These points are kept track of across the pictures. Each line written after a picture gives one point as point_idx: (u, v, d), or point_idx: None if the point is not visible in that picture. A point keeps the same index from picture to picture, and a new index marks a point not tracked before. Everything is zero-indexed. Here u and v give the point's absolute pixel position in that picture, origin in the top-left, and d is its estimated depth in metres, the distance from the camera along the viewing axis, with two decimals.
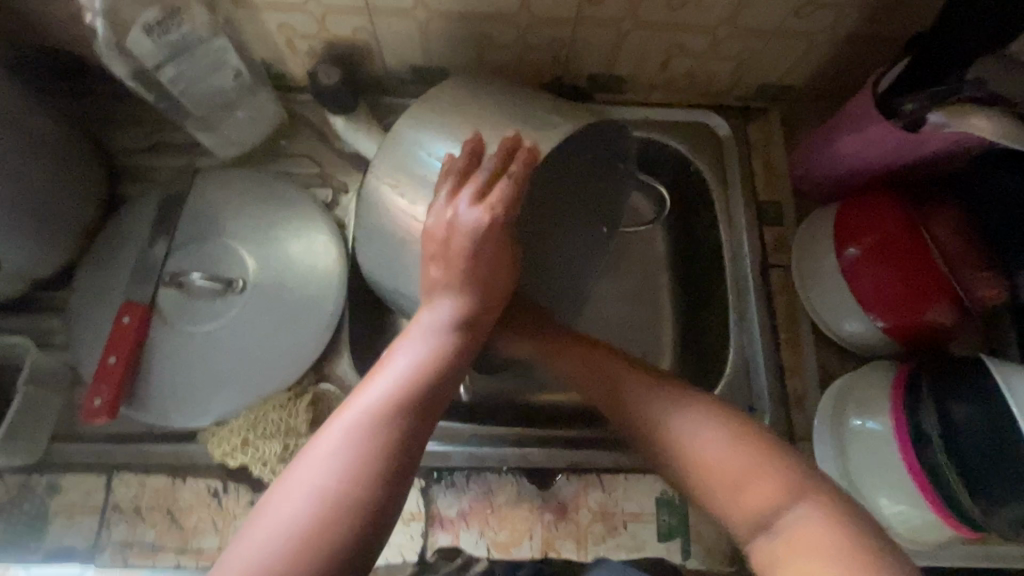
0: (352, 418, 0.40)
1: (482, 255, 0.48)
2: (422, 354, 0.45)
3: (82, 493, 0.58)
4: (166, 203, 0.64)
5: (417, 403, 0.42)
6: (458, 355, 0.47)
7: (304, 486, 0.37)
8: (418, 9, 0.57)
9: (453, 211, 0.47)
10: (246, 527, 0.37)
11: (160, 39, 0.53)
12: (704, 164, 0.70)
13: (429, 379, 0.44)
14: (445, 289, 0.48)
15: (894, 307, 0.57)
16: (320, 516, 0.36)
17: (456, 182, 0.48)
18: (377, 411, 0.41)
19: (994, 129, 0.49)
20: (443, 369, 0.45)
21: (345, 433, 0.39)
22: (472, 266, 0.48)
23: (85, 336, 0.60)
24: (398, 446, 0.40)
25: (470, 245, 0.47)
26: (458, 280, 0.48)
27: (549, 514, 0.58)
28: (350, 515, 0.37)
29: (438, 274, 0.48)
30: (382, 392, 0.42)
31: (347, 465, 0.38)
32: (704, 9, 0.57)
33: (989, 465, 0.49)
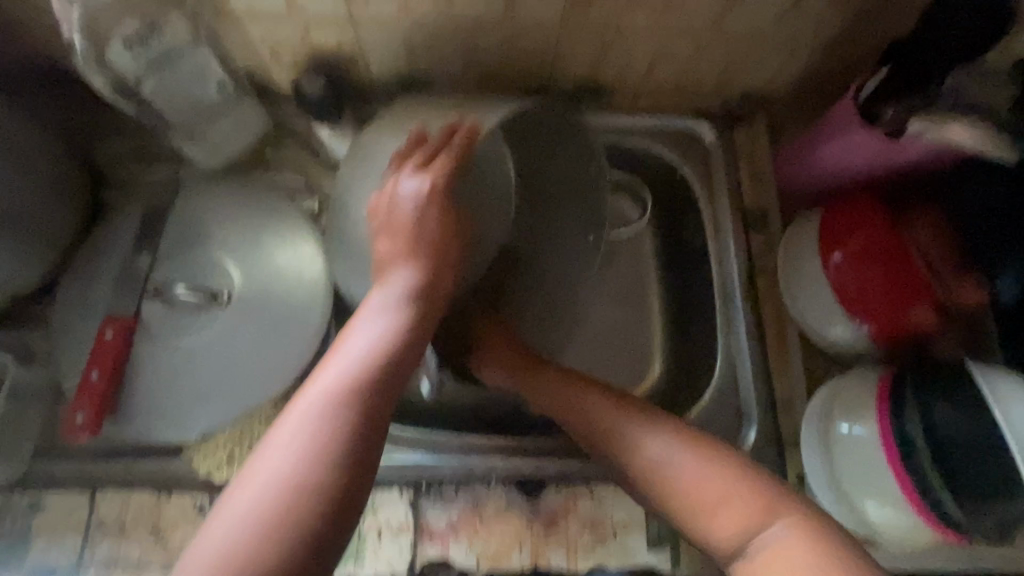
0: (310, 403, 0.40)
1: (425, 223, 0.52)
2: (379, 333, 0.45)
3: (65, 510, 0.57)
4: (149, 215, 0.63)
5: (376, 380, 0.42)
6: (411, 331, 0.47)
7: (266, 478, 0.37)
8: (402, 19, 0.57)
9: (395, 185, 0.51)
10: (208, 523, 0.36)
11: (141, 53, 0.53)
12: (691, 171, 0.70)
13: (387, 355, 0.44)
14: (395, 262, 0.51)
15: (879, 312, 0.57)
16: (284, 505, 0.36)
17: (401, 163, 0.52)
18: (329, 394, 0.40)
19: (975, 140, 0.50)
20: (402, 342, 0.46)
21: (304, 419, 0.39)
22: (414, 235, 0.51)
23: (68, 350, 0.59)
24: (360, 426, 0.40)
25: (412, 215, 0.51)
26: (404, 250, 0.51)
27: (538, 524, 0.58)
28: (315, 500, 0.36)
29: (385, 247, 0.51)
30: (340, 374, 0.42)
31: (307, 450, 0.38)
32: (687, 18, 0.57)
33: (973, 469, 0.49)
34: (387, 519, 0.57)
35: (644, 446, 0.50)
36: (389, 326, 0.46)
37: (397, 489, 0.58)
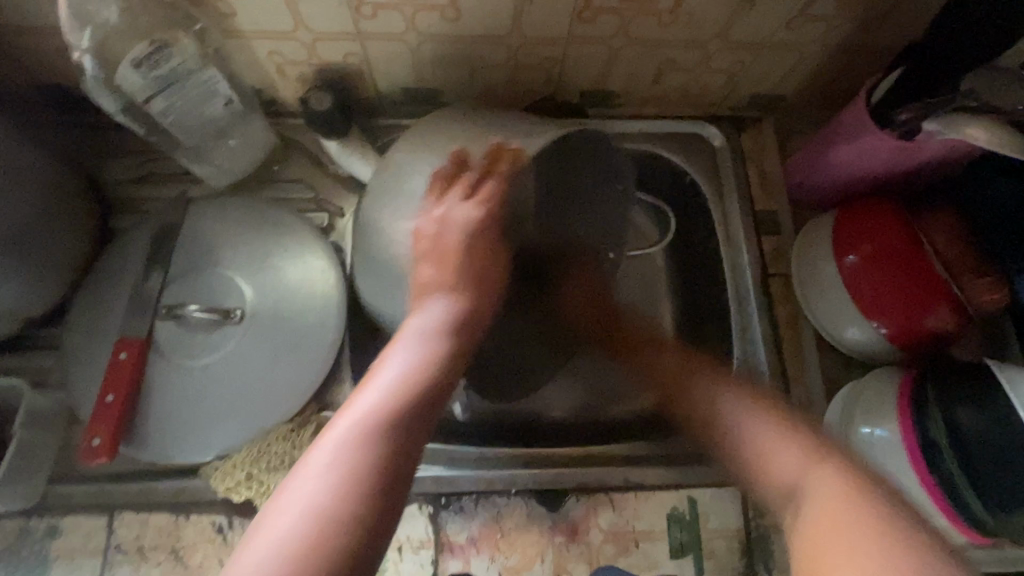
0: (344, 429, 0.42)
1: (469, 246, 0.56)
2: (413, 361, 0.48)
3: (83, 534, 0.57)
4: (160, 235, 0.63)
5: (410, 408, 0.44)
6: (447, 358, 0.49)
7: (301, 501, 0.38)
8: (409, 33, 0.57)
9: (443, 210, 0.54)
10: (243, 548, 0.37)
11: (150, 73, 0.52)
12: (700, 176, 0.70)
13: (422, 382, 0.46)
14: (437, 288, 0.54)
15: (898, 316, 0.57)
16: (316, 530, 0.37)
17: (444, 186, 0.55)
18: (365, 420, 0.42)
19: (990, 139, 0.48)
20: (436, 367, 0.48)
21: (337, 445, 0.41)
22: (459, 261, 0.55)
23: (82, 375, 0.59)
24: (392, 453, 0.41)
25: (459, 240, 0.55)
26: (448, 277, 0.54)
27: (559, 536, 0.57)
28: (346, 524, 0.37)
29: (429, 271, 0.54)
30: (374, 402, 0.44)
31: (341, 474, 0.39)
32: (695, 24, 0.57)
33: (995, 469, 0.49)
34: (407, 535, 0.57)
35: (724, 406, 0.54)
36: (422, 353, 0.49)
37: (416, 505, 0.57)
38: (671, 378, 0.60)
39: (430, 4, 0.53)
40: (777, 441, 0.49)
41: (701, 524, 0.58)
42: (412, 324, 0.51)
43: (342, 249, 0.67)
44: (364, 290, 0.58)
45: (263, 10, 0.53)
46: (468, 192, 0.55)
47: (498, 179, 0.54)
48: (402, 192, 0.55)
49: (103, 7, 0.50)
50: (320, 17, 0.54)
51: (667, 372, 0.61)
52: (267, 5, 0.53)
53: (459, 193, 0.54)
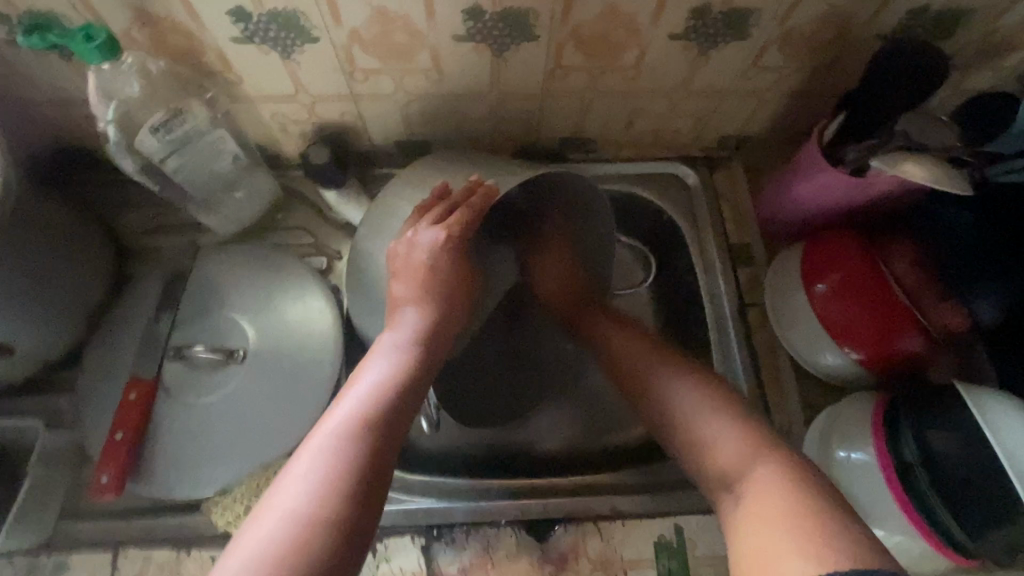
0: (323, 441, 0.47)
1: (435, 268, 0.60)
2: (385, 373, 0.54)
3: (88, 571, 0.57)
4: (171, 281, 0.68)
5: (383, 419, 0.50)
6: (413, 368, 0.55)
7: (282, 511, 0.43)
8: (399, 93, 0.63)
9: (413, 233, 0.59)
10: (228, 552, 0.42)
11: (165, 138, 0.57)
12: (676, 214, 0.74)
13: (389, 393, 0.52)
14: (406, 302, 0.59)
15: (868, 340, 0.60)
16: (298, 533, 0.42)
17: (424, 215, 0.60)
18: (338, 432, 0.48)
19: (927, 174, 0.52)
20: (403, 380, 0.54)
21: (315, 455, 0.46)
22: (427, 276, 0.60)
23: (97, 414, 0.63)
24: (367, 463, 0.47)
25: (427, 258, 0.59)
26: (418, 291, 0.59)
27: (549, 565, 0.58)
28: (327, 528, 0.43)
29: (401, 288, 0.59)
30: (350, 413, 0.50)
31: (318, 483, 0.45)
32: (658, 78, 0.62)
33: (969, 489, 0.51)
34: (401, 566, 0.58)
35: (672, 393, 0.59)
36: (392, 368, 0.54)
37: (409, 536, 0.59)
38: (625, 364, 0.64)
39: (416, 68, 0.59)
40: (716, 413, 0.56)
41: (688, 551, 0.59)
42: (383, 340, 0.57)
43: (341, 290, 0.72)
44: (359, 317, 0.64)
45: (266, 78, 0.60)
46: (434, 217, 0.59)
47: (467, 210, 0.58)
48: (393, 226, 0.61)
49: (125, 84, 0.56)
50: (317, 82, 0.60)
51: (624, 353, 0.65)
52: (270, 72, 0.59)
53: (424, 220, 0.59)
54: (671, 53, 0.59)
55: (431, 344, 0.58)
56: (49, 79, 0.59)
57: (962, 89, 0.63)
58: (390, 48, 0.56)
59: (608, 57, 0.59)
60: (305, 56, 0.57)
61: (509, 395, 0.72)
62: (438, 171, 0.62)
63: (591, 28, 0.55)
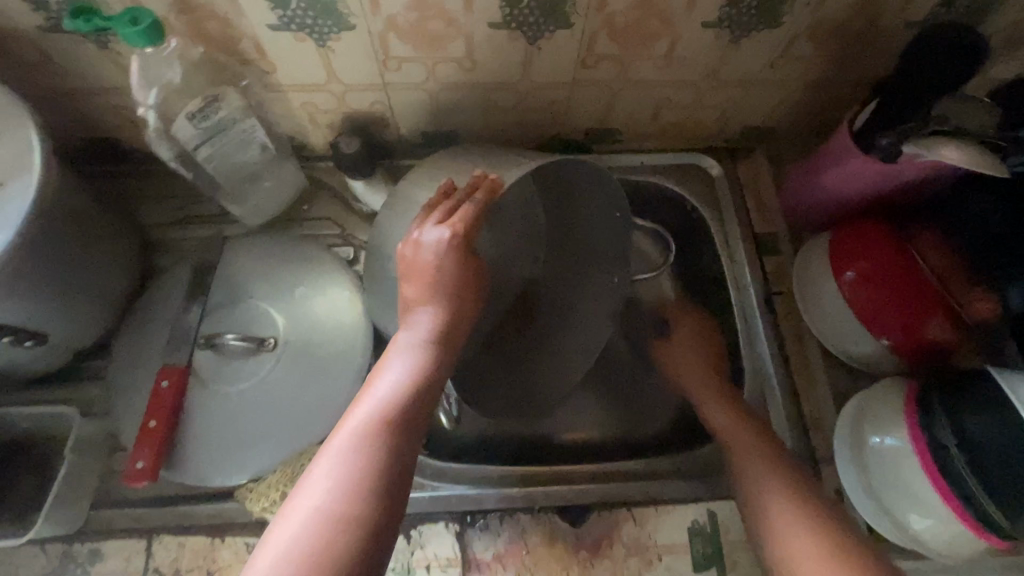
0: (344, 443, 0.48)
1: (445, 267, 0.56)
2: (404, 374, 0.53)
3: (123, 558, 0.57)
4: (197, 272, 0.68)
5: (401, 419, 0.50)
6: (432, 367, 0.55)
7: (307, 513, 0.44)
8: (429, 82, 0.63)
9: (418, 234, 0.56)
10: (257, 552, 0.43)
11: (200, 125, 0.57)
12: (702, 204, 0.75)
13: (407, 395, 0.52)
14: (419, 303, 0.57)
15: (898, 327, 0.60)
16: (324, 535, 0.43)
17: (430, 213, 0.57)
18: (358, 434, 0.48)
19: (962, 157, 0.51)
20: (421, 380, 0.53)
21: (335, 459, 0.47)
22: (437, 278, 0.56)
23: (127, 402, 0.63)
24: (388, 464, 0.47)
25: (436, 258, 0.55)
26: (428, 291, 0.56)
27: (583, 551, 0.58)
28: (352, 530, 0.43)
29: (412, 291, 0.57)
30: (369, 416, 0.50)
31: (340, 485, 0.45)
32: (687, 67, 0.63)
33: (1007, 471, 0.51)
34: (436, 552, 0.58)
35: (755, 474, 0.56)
36: (409, 369, 0.54)
37: (443, 522, 0.59)
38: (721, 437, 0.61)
39: (449, 57, 0.59)
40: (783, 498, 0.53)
41: (720, 539, 0.59)
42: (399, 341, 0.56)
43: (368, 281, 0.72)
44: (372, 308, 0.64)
45: (300, 67, 0.60)
46: (437, 217, 0.55)
47: (467, 210, 0.54)
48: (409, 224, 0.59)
49: (166, 68, 0.55)
50: (350, 71, 0.61)
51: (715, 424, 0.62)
52: (303, 60, 0.59)
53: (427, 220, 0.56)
54: (702, 41, 0.59)
55: (448, 343, 0.57)
56: (83, 68, 0.59)
57: (990, 79, 0.63)
58: (424, 35, 0.57)
59: (639, 46, 0.60)
60: (340, 44, 0.57)
61: (518, 387, 0.71)
62: (455, 166, 0.61)
63: (626, 15, 0.56)
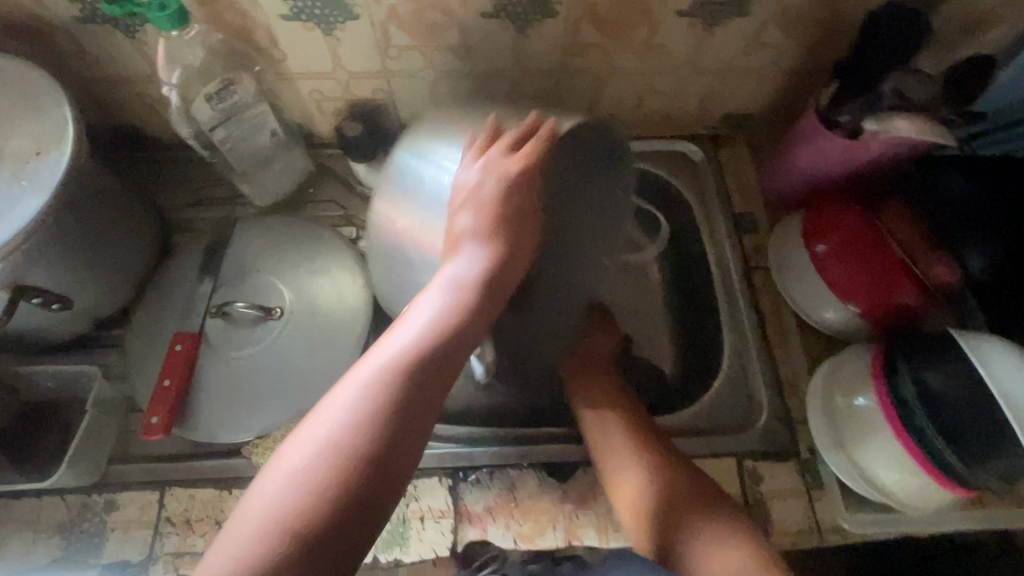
0: (366, 376, 0.43)
1: (506, 201, 0.50)
2: (443, 309, 0.46)
3: (138, 508, 0.61)
4: (211, 247, 0.73)
5: (433, 360, 0.44)
6: (478, 310, 0.47)
7: (316, 442, 0.40)
8: (427, 70, 0.68)
9: (475, 160, 0.50)
10: (263, 472, 0.40)
11: (217, 107, 0.63)
12: (684, 188, 0.79)
13: (445, 335, 0.45)
14: (470, 236, 0.48)
15: (868, 295, 0.64)
16: (331, 469, 0.39)
17: (489, 143, 0.51)
18: (386, 369, 0.43)
19: (917, 130, 0.56)
20: (464, 321, 0.46)
21: (356, 392, 0.42)
22: (495, 211, 0.49)
23: (143, 366, 0.67)
24: (409, 407, 0.42)
25: (496, 189, 0.49)
26: (483, 223, 0.48)
27: (570, 504, 0.61)
28: (360, 468, 0.40)
29: (464, 219, 0.49)
30: (400, 350, 0.44)
31: (355, 420, 0.41)
32: (667, 55, 0.68)
33: (964, 423, 0.54)
34: (429, 505, 0.61)
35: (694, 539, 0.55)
36: (451, 306, 0.46)
37: (436, 477, 0.62)
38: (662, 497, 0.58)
39: (445, 45, 0.65)
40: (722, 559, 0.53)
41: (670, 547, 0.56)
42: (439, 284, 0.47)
43: None
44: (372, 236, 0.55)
45: (308, 55, 0.65)
46: (493, 151, 0.50)
47: (533, 148, 0.50)
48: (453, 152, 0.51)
49: (189, 52, 0.61)
50: (355, 59, 0.66)
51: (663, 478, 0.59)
52: (312, 49, 0.64)
53: (480, 151, 0.50)
54: (678, 30, 0.64)
55: (493, 289, 0.48)
56: (111, 56, 0.64)
57: None
58: (423, 24, 0.62)
59: (621, 34, 0.65)
60: (345, 33, 0.62)
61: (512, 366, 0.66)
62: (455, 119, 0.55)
63: (607, 5, 0.61)
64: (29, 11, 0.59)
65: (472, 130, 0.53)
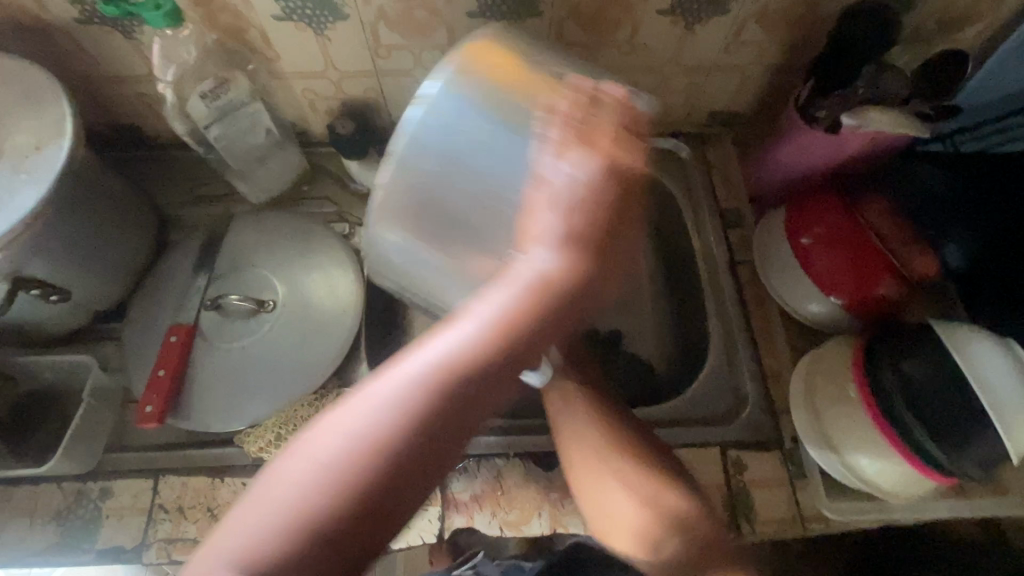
0: (413, 370, 0.39)
1: (602, 205, 0.44)
2: (508, 314, 0.41)
3: (131, 495, 0.62)
4: (207, 242, 0.74)
5: (487, 371, 0.40)
6: (545, 321, 0.42)
7: (345, 432, 0.37)
8: (417, 69, 0.70)
9: (569, 155, 0.44)
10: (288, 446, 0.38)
11: (212, 104, 0.65)
12: (671, 184, 0.81)
13: (505, 344, 0.40)
14: (552, 237, 0.44)
15: (850, 286, 0.65)
16: (355, 462, 0.36)
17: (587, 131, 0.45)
18: (435, 369, 0.39)
19: (890, 122, 0.59)
20: (528, 333, 0.41)
21: (398, 387, 0.38)
22: (585, 213, 0.44)
23: (139, 357, 0.68)
24: (450, 415, 0.39)
25: (591, 192, 0.43)
26: (570, 230, 0.43)
27: (556, 493, 0.62)
28: (386, 468, 0.37)
29: (547, 218, 0.44)
30: (455, 349, 0.40)
31: (391, 418, 0.38)
32: (649, 53, 0.69)
33: (944, 412, 0.55)
34: None
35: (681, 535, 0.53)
36: (519, 311, 0.41)
37: None
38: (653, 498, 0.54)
39: (434, 44, 0.66)
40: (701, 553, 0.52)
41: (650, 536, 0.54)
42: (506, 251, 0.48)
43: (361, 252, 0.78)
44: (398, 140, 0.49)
45: (300, 54, 0.67)
46: (595, 136, 0.44)
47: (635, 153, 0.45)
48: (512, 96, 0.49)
49: (183, 51, 0.63)
50: (346, 58, 0.68)
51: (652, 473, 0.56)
52: (304, 48, 0.66)
53: (570, 122, 0.45)
54: (659, 29, 0.66)
55: (571, 301, 0.43)
56: (110, 57, 0.66)
57: None
58: (411, 24, 0.64)
59: (604, 33, 0.66)
60: (336, 32, 0.64)
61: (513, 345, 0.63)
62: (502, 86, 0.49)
63: (589, 4, 0.63)
64: (30, 13, 0.61)
65: (554, 105, 0.47)
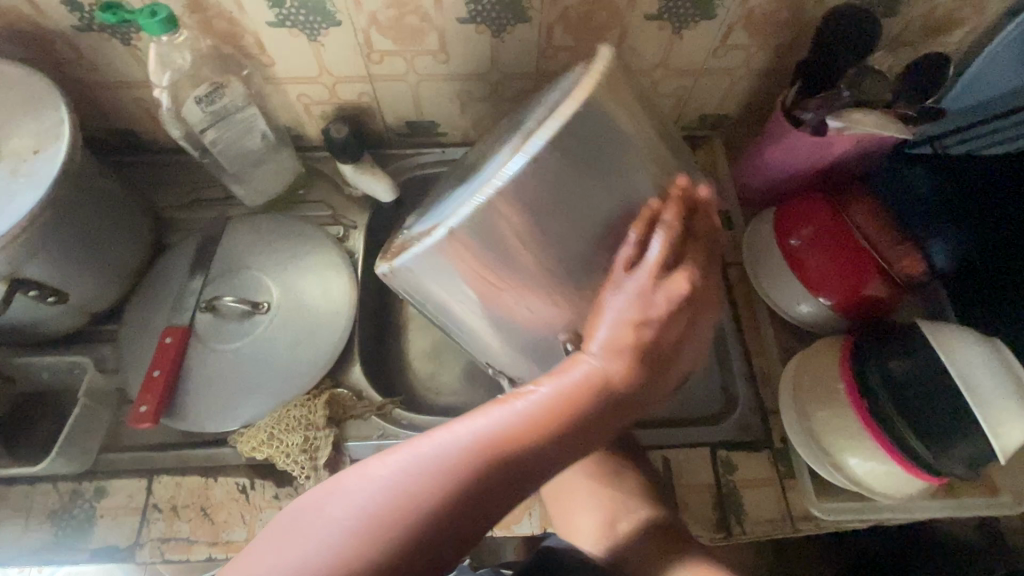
0: (460, 440, 0.40)
1: (664, 322, 0.43)
2: (556, 408, 0.41)
3: (126, 495, 0.63)
4: (203, 245, 0.75)
5: (524, 462, 0.40)
6: (586, 423, 0.41)
7: (383, 483, 0.39)
8: (410, 74, 0.71)
9: (644, 255, 0.43)
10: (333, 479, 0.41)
11: (207, 109, 0.66)
12: None
13: (544, 438, 0.41)
14: (606, 340, 0.43)
15: (838, 286, 0.65)
16: (385, 518, 0.38)
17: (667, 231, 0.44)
18: (478, 446, 0.40)
19: (876, 123, 0.59)
20: (568, 434, 0.41)
21: (440, 453, 0.40)
22: (643, 322, 0.43)
23: (134, 357, 0.69)
24: (480, 495, 0.39)
25: (657, 301, 0.43)
26: (627, 334, 0.42)
27: (545, 492, 0.63)
28: (411, 533, 0.38)
29: (608, 322, 0.43)
30: (500, 429, 0.40)
31: (427, 483, 0.39)
32: (638, 57, 0.70)
33: (931, 411, 0.55)
34: None
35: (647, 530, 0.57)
36: (566, 408, 0.41)
37: None
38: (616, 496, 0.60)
39: (426, 49, 0.68)
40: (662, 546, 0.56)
41: (609, 528, 0.60)
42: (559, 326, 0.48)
43: (354, 254, 0.79)
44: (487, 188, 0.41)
45: (295, 60, 0.68)
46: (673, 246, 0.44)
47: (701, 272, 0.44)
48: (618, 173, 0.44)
49: (179, 57, 0.64)
50: (339, 63, 0.69)
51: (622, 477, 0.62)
52: (298, 54, 0.67)
53: (667, 233, 0.43)
54: (648, 34, 0.67)
55: (612, 405, 0.42)
56: (108, 63, 0.68)
57: None
58: (403, 30, 0.65)
59: (593, 37, 0.67)
60: (330, 38, 0.65)
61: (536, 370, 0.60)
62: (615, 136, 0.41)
63: (577, 9, 0.64)
64: (29, 20, 0.62)
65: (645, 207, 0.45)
